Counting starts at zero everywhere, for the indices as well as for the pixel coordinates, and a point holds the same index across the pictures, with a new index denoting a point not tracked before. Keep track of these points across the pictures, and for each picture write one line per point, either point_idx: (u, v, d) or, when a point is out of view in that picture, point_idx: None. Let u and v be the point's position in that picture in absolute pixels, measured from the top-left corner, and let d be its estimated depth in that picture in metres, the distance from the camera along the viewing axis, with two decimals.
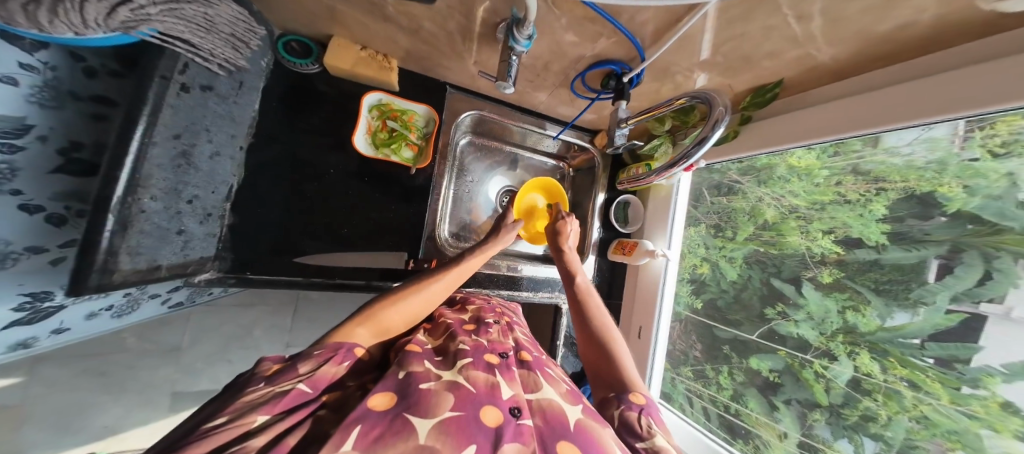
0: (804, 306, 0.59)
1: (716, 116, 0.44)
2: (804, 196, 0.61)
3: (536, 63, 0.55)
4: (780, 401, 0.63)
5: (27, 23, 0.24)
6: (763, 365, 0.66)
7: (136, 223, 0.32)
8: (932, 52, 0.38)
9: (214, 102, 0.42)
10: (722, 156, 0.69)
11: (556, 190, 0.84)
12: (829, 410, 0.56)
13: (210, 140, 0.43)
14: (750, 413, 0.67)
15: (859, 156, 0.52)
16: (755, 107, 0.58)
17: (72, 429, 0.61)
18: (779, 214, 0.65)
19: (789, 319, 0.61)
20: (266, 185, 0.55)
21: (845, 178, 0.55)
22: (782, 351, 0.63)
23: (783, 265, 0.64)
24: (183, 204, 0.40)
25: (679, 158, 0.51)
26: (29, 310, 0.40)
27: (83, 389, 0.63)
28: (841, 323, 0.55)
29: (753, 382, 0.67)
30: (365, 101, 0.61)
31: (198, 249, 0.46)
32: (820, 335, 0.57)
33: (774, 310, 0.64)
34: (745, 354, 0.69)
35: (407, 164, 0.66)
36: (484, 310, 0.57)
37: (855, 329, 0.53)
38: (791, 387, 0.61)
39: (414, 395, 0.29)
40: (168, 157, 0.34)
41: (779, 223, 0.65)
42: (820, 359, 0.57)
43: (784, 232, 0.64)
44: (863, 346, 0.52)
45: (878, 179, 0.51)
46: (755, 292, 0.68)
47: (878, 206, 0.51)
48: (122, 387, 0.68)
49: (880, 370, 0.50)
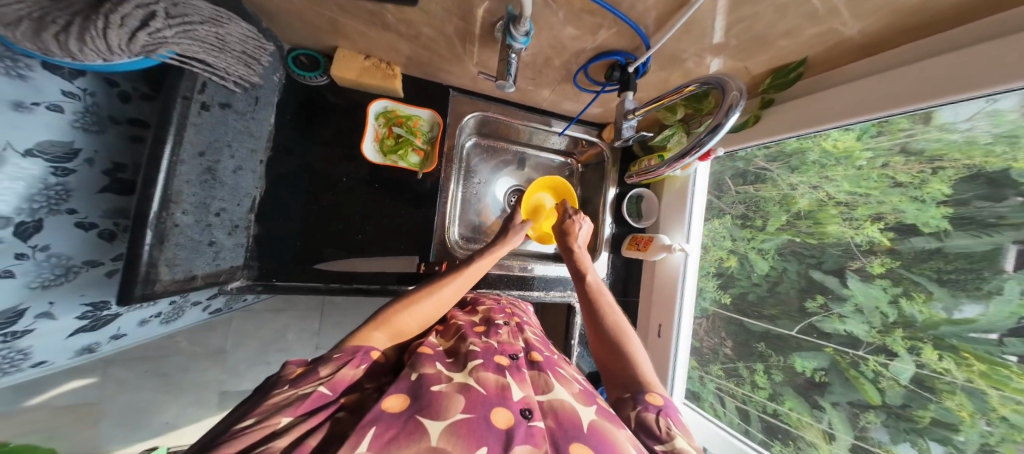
0: (850, 298, 0.55)
1: (729, 101, 0.42)
2: (844, 181, 0.56)
3: (535, 60, 0.54)
4: (827, 402, 0.58)
5: (60, 52, 0.27)
6: (806, 365, 0.61)
7: (171, 236, 0.35)
8: (987, 14, 0.34)
9: (233, 119, 0.45)
10: (740, 142, 0.66)
11: (567, 192, 0.83)
12: (885, 411, 0.51)
13: (232, 155, 0.46)
14: (791, 413, 0.63)
15: (908, 134, 0.47)
16: (777, 89, 0.54)
17: (139, 426, 0.72)
18: (814, 202, 0.60)
19: (832, 314, 0.57)
20: (286, 196, 0.59)
21: (893, 159, 0.50)
22: (829, 348, 0.57)
23: (825, 255, 0.59)
24: (212, 217, 0.43)
25: (691, 146, 0.48)
26: (90, 318, 0.45)
27: (144, 387, 0.73)
28: (896, 315, 0.49)
29: (793, 380, 0.63)
30: (371, 109, 0.63)
31: (228, 259, 0.50)
32: (871, 330, 0.52)
33: (815, 303, 0.59)
34: (784, 352, 0.64)
35: (415, 169, 0.67)
36: (494, 311, 0.58)
37: (914, 323, 0.47)
38: (841, 387, 0.56)
39: (426, 397, 0.30)
40: (195, 172, 0.37)
41: (815, 211, 0.60)
42: (876, 356, 0.51)
43: (823, 220, 0.59)
44: (926, 340, 0.46)
45: (933, 159, 0.46)
46: (792, 285, 0.63)
47: (938, 187, 0.45)
48: (179, 388, 0.77)
49: (957, 369, 0.43)
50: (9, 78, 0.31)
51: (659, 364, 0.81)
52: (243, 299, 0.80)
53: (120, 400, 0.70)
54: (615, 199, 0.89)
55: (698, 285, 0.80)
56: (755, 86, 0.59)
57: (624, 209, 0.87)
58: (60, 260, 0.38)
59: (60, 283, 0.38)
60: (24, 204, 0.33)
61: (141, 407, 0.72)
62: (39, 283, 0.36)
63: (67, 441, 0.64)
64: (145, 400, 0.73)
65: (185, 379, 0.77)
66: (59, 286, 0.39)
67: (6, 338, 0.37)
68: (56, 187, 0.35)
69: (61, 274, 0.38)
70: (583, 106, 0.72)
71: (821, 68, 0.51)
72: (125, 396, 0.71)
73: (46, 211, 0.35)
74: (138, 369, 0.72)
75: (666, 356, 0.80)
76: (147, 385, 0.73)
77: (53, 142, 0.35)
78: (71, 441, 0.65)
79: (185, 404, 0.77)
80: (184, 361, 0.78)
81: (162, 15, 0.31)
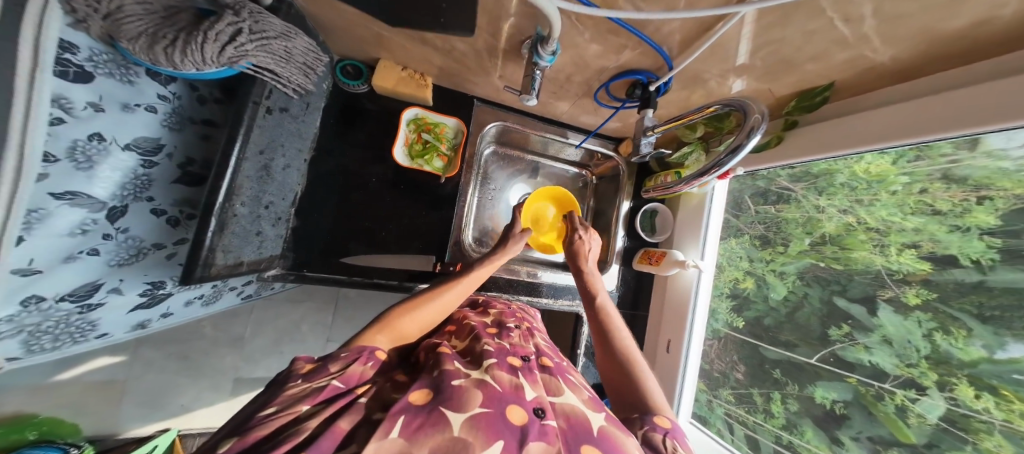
0: (878, 328, 0.53)
1: (751, 124, 0.42)
2: (877, 206, 0.55)
3: (558, 75, 0.57)
4: (846, 437, 0.57)
5: (166, 63, 0.32)
6: (826, 396, 0.59)
7: (229, 224, 0.38)
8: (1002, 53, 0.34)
9: (288, 121, 0.49)
10: (761, 163, 0.66)
11: (569, 202, 0.84)
12: (911, 449, 0.49)
13: (283, 154, 0.51)
14: (806, 444, 0.62)
15: (951, 160, 0.44)
16: (801, 112, 0.54)
17: (156, 407, 0.79)
18: (842, 226, 0.59)
19: (857, 343, 0.55)
20: (322, 194, 0.63)
21: (931, 185, 0.48)
22: (852, 379, 0.56)
23: (851, 282, 0.57)
24: (262, 209, 0.47)
25: (711, 166, 0.49)
26: (148, 296, 0.49)
27: (170, 367, 0.80)
28: (928, 349, 0.48)
29: (809, 411, 0.62)
30: (403, 116, 0.67)
31: (270, 249, 0.54)
32: (898, 363, 0.51)
33: (839, 331, 0.58)
34: (804, 382, 0.63)
35: (438, 173, 0.70)
36: (504, 314, 0.59)
37: (950, 360, 0.46)
38: (861, 421, 0.55)
39: (447, 391, 0.31)
40: (254, 167, 0.41)
41: (843, 236, 0.59)
42: (904, 390, 0.50)
43: (851, 246, 0.58)
44: (961, 377, 0.44)
45: (979, 186, 0.44)
46: (813, 312, 0.62)
47: (983, 217, 0.43)
48: (199, 372, 0.83)
49: (994, 407, 0.42)
50: (121, 83, 0.36)
51: (666, 382, 0.80)
52: (271, 287, 0.81)
53: (143, 380, 0.78)
54: (630, 212, 0.88)
55: (710, 305, 0.80)
56: (780, 107, 0.58)
57: (638, 223, 0.86)
58: (134, 242, 0.42)
59: (133, 262, 0.43)
60: (118, 191, 0.38)
61: (160, 390, 0.79)
62: (116, 261, 0.41)
63: (92, 417, 0.74)
64: (164, 382, 0.80)
65: (205, 364, 0.83)
66: (131, 264, 0.43)
67: (82, 309, 0.41)
68: (140, 177, 0.40)
69: (133, 254, 0.43)
70: (601, 121, 0.74)
71: (850, 92, 0.50)
72: (148, 377, 0.78)
73: (131, 198, 0.40)
74: (166, 351, 0.80)
75: (674, 377, 0.79)
76: (168, 367, 0.80)
77: (145, 139, 0.39)
78: (95, 418, 0.74)
79: (200, 388, 0.83)
80: (204, 346, 0.83)
81: (247, 31, 0.34)
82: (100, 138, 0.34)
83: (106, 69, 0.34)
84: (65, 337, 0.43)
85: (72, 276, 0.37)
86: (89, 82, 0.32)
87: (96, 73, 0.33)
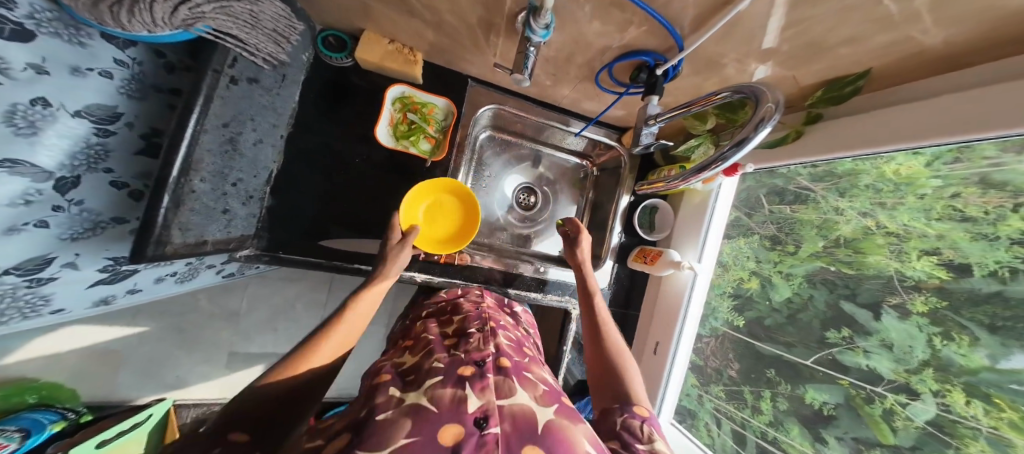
0: (876, 332, 0.52)
1: (761, 115, 0.35)
2: (900, 210, 0.50)
3: (557, 54, 0.52)
4: (831, 436, 0.57)
5: (114, 24, 0.29)
6: (817, 397, 0.59)
7: (187, 202, 0.36)
8: None
9: (258, 94, 0.46)
10: (775, 160, 0.62)
11: (465, 195, 0.66)
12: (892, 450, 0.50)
13: (253, 128, 0.48)
14: (791, 442, 0.63)
15: (993, 164, 0.39)
16: (828, 103, 0.48)
17: (157, 377, 0.81)
18: (860, 230, 0.55)
19: (855, 347, 0.54)
20: (305, 172, 0.61)
21: (965, 190, 0.43)
22: (845, 381, 0.55)
23: (860, 287, 0.54)
24: (228, 188, 0.45)
25: (712, 160, 0.42)
26: (111, 271, 0.50)
27: (167, 339, 0.82)
28: (929, 356, 0.46)
29: (798, 410, 0.61)
30: (388, 93, 0.62)
31: (239, 228, 0.52)
32: (896, 368, 0.49)
33: (838, 334, 0.56)
34: (797, 382, 0.62)
35: (424, 156, 0.67)
36: (469, 320, 0.53)
37: (948, 367, 0.44)
38: (848, 423, 0.55)
39: (368, 430, 0.26)
40: (215, 142, 0.38)
41: (859, 239, 0.55)
42: (895, 393, 0.49)
43: (866, 250, 0.54)
44: (956, 385, 0.43)
45: (1019, 192, 0.38)
46: (815, 315, 0.60)
47: (1018, 225, 0.38)
48: (195, 344, 0.84)
49: (981, 414, 0.41)
50: (71, 44, 0.33)
51: (652, 384, 0.80)
52: (256, 267, 0.82)
53: (140, 352, 0.80)
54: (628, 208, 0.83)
55: (707, 297, 0.79)
56: (806, 97, 0.52)
57: (637, 219, 0.82)
58: (91, 214, 0.41)
59: (89, 236, 0.43)
60: (67, 160, 0.36)
61: (158, 359, 0.81)
62: (70, 234, 0.40)
63: (89, 384, 0.75)
64: (163, 351, 0.82)
65: (202, 337, 0.85)
66: (88, 238, 0.43)
67: (32, 283, 0.40)
68: (96, 147, 0.38)
69: (91, 228, 0.42)
70: (603, 108, 0.69)
71: (889, 81, 0.43)
72: (144, 347, 0.80)
73: (84, 168, 0.38)
74: (163, 321, 0.81)
75: (659, 378, 0.78)
76: (169, 339, 0.82)
77: (99, 106, 0.37)
78: (91, 385, 0.76)
79: (195, 361, 0.84)
80: (201, 320, 0.84)
81: None
82: (45, 103, 0.32)
83: (51, 28, 0.31)
84: (13, 312, 0.43)
85: (18, 251, 0.36)
86: (28, 42, 0.30)
87: (38, 32, 0.30)
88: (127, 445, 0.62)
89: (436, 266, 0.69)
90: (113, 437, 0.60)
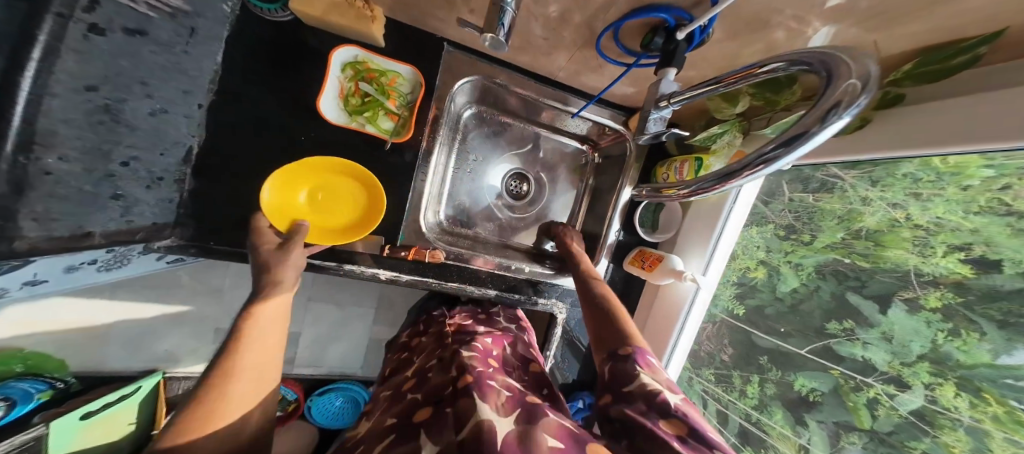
0: (880, 326, 0.50)
1: (833, 98, 0.20)
2: (935, 203, 0.44)
3: (552, 9, 0.40)
4: (812, 419, 0.59)
5: None
6: (806, 383, 0.60)
7: (38, 187, 0.20)
8: None
9: (154, 54, 0.28)
10: (824, 157, 0.49)
11: (366, 180, 0.51)
12: (869, 435, 0.52)
13: (150, 94, 0.29)
14: (773, 425, 0.65)
15: None
16: (914, 81, 0.33)
17: (145, 351, 0.80)
18: (885, 222, 0.50)
19: (855, 339, 0.53)
20: (232, 145, 0.45)
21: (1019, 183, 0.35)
22: (836, 371, 0.56)
23: (871, 281, 0.52)
24: (153, 182, 0.34)
25: (749, 160, 0.27)
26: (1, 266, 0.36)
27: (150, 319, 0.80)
28: (927, 350, 0.46)
29: (784, 395, 0.63)
30: (335, 56, 0.48)
31: (149, 217, 0.36)
32: (892, 361, 0.49)
33: (838, 326, 0.55)
34: (788, 368, 0.63)
35: (384, 136, 0.54)
36: (427, 359, 0.52)
37: (946, 361, 0.44)
38: (831, 407, 0.56)
39: None
40: (79, 117, 0.22)
41: (883, 232, 0.50)
42: (884, 385, 0.50)
43: (886, 244, 0.50)
44: (950, 378, 0.44)
45: None
46: (819, 305, 0.59)
47: None
48: (183, 321, 0.84)
49: (966, 407, 0.42)
50: None
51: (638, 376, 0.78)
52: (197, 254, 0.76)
53: (122, 329, 0.77)
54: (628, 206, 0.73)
55: (700, 313, 0.70)
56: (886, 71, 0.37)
57: (637, 217, 0.72)
58: None
59: None
60: None
61: (146, 335, 0.80)
62: None
63: (74, 356, 0.73)
64: (148, 328, 0.80)
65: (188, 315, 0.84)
66: None
67: None
68: None
69: None
70: (607, 82, 0.58)
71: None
72: (126, 324, 0.77)
73: None
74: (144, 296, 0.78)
75: None
76: (155, 316, 0.80)
77: None
78: (79, 356, 0.74)
79: (183, 336, 0.84)
80: (184, 296, 0.82)
81: None
82: None
83: None
84: None
85: None
86: None
87: None
88: (116, 416, 0.66)
89: (404, 263, 0.57)
90: (99, 407, 0.62)
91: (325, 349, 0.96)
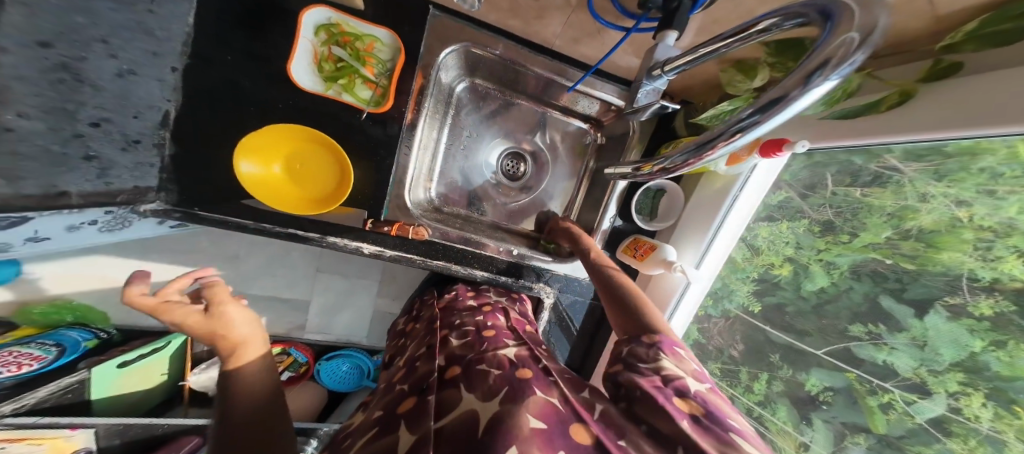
0: (910, 329, 0.45)
1: (823, 56, 0.16)
2: (1011, 201, 0.33)
3: None
4: (819, 418, 0.56)
5: None
6: (813, 382, 0.57)
7: None
8: None
9: (110, 9, 0.27)
10: (842, 139, 0.43)
11: (335, 151, 0.50)
12: (878, 437, 0.49)
13: (114, 54, 0.29)
14: (775, 421, 0.63)
15: None
16: (980, 45, 0.26)
17: None
18: (944, 221, 0.40)
19: (880, 343, 0.48)
20: (208, 115, 0.44)
21: None
22: (851, 373, 0.52)
23: (917, 283, 0.44)
24: (128, 144, 0.38)
25: (726, 129, 0.24)
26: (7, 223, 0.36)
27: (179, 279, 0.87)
28: (962, 357, 0.40)
29: (792, 393, 0.60)
30: (306, 18, 0.47)
31: (126, 179, 0.40)
32: (918, 368, 0.44)
33: (863, 328, 0.50)
34: (799, 366, 0.60)
35: (362, 105, 0.53)
36: (419, 342, 0.53)
37: (983, 371, 0.38)
38: (842, 408, 0.53)
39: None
40: (34, 74, 0.22)
41: (940, 231, 0.41)
42: (903, 392, 0.45)
43: (942, 245, 0.41)
44: (980, 389, 0.38)
45: None
46: (847, 307, 0.53)
47: None
48: None
49: (988, 418, 0.38)
50: None
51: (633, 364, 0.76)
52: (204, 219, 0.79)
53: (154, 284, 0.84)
54: (626, 190, 0.69)
55: (694, 305, 0.67)
56: (945, 32, 0.29)
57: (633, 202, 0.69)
58: None
59: None
60: None
61: None
62: None
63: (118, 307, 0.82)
64: None
65: None
66: None
67: None
68: None
69: None
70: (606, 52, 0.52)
71: None
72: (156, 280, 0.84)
73: None
74: (169, 257, 0.85)
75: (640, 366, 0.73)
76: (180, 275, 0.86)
77: None
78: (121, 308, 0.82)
79: None
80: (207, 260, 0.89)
81: None
82: None
83: None
84: None
85: None
86: None
87: None
88: (151, 367, 0.73)
89: (389, 239, 0.57)
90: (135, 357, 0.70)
91: (334, 318, 1.03)
